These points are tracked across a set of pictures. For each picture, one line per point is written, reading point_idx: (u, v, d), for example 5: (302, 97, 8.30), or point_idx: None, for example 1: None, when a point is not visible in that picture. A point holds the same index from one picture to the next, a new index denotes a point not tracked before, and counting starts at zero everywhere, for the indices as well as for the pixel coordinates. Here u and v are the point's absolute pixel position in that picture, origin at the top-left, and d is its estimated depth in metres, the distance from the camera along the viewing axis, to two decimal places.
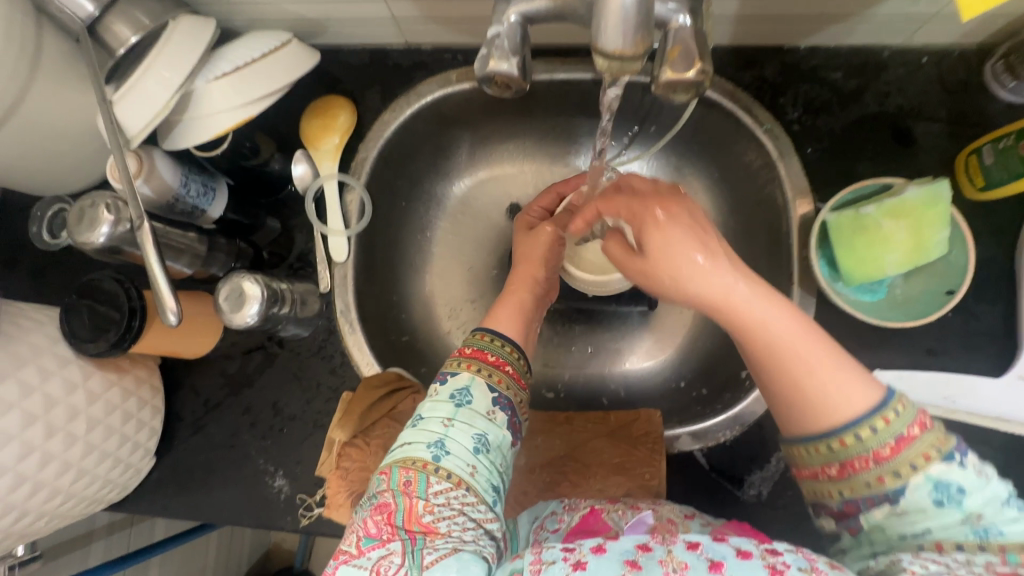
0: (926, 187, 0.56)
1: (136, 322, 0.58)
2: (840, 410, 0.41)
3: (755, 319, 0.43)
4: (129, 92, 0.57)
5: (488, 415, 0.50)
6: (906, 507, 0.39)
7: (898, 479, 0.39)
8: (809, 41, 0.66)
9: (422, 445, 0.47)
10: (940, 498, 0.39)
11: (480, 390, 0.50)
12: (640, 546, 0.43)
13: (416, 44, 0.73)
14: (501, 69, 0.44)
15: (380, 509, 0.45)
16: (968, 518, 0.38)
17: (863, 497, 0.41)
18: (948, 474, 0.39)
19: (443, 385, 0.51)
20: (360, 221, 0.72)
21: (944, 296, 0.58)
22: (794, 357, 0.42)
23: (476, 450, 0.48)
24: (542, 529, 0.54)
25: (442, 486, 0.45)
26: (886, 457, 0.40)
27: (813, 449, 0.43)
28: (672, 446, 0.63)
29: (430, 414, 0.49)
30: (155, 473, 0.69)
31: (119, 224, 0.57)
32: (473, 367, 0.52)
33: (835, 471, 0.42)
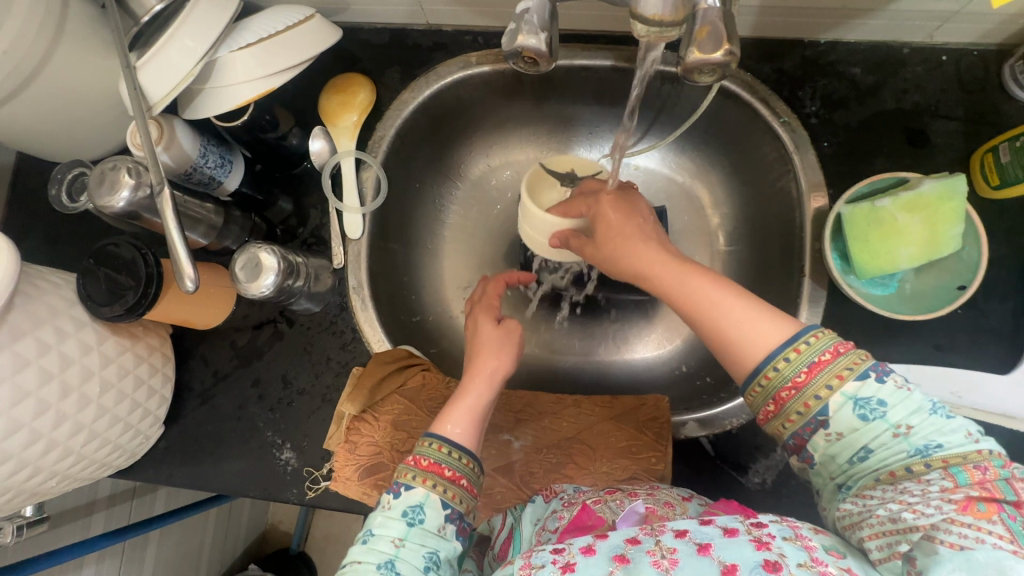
0: (942, 182, 0.56)
1: (153, 289, 0.58)
2: (756, 348, 0.45)
3: (694, 290, 0.50)
4: (153, 60, 0.58)
5: (439, 531, 0.50)
6: (840, 428, 0.42)
7: (821, 400, 0.42)
8: (829, 35, 0.66)
9: (371, 565, 0.47)
10: (864, 412, 0.41)
11: (433, 506, 0.50)
12: (629, 539, 0.44)
13: (437, 25, 0.73)
14: (529, 44, 0.44)
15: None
16: (898, 429, 0.41)
17: (801, 426, 0.43)
18: (865, 389, 0.42)
19: (397, 499, 0.50)
20: (375, 199, 0.72)
21: (955, 291, 0.58)
22: (711, 312, 0.48)
23: (426, 567, 0.48)
24: (543, 530, 0.54)
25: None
26: (803, 384, 0.43)
27: (752, 392, 0.45)
28: (679, 433, 0.64)
29: (381, 531, 0.49)
30: (163, 442, 0.70)
31: (139, 189, 0.57)
32: (428, 482, 0.51)
33: (772, 408, 0.44)
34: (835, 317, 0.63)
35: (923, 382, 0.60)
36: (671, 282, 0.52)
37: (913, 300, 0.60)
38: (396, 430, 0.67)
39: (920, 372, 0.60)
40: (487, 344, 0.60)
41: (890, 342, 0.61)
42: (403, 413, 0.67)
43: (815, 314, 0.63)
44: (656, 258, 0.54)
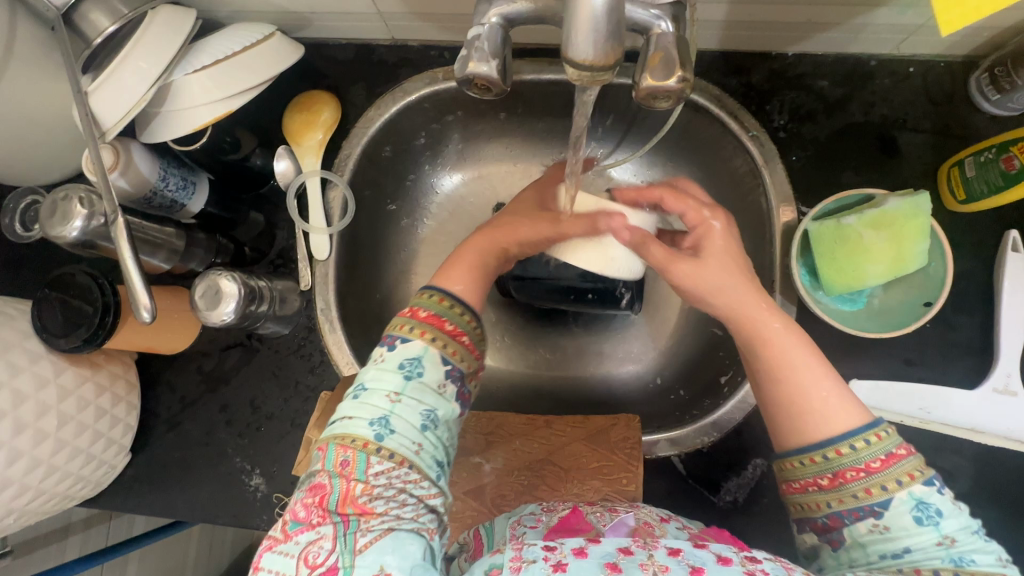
0: (907, 199, 0.56)
1: (110, 318, 0.58)
2: (830, 423, 0.46)
3: (779, 341, 0.50)
4: (104, 84, 0.56)
5: (438, 389, 0.49)
6: (889, 523, 0.43)
7: (885, 492, 0.44)
8: (796, 48, 0.66)
9: (365, 422, 0.46)
10: (920, 515, 0.43)
11: (433, 360, 0.50)
12: (622, 549, 0.45)
13: (403, 40, 0.72)
14: (480, 71, 0.43)
15: (315, 490, 0.45)
16: (944, 540, 0.42)
17: (849, 509, 0.45)
18: (931, 495, 0.43)
19: (393, 351, 0.50)
20: (342, 219, 0.70)
21: (922, 308, 0.58)
22: (793, 371, 0.49)
23: (423, 427, 0.48)
24: (518, 525, 0.53)
25: (382, 466, 0.45)
26: (874, 470, 0.44)
27: (808, 459, 0.47)
28: (650, 452, 0.63)
29: (374, 386, 0.48)
30: (130, 470, 0.69)
31: (93, 218, 0.56)
32: (427, 335, 0.51)
33: (826, 481, 0.46)
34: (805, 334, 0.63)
35: (893, 399, 0.60)
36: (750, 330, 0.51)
37: (881, 317, 0.60)
38: None
39: (888, 390, 0.60)
40: (465, 259, 0.59)
41: (859, 358, 0.61)
42: None
43: None
44: (743, 298, 0.53)
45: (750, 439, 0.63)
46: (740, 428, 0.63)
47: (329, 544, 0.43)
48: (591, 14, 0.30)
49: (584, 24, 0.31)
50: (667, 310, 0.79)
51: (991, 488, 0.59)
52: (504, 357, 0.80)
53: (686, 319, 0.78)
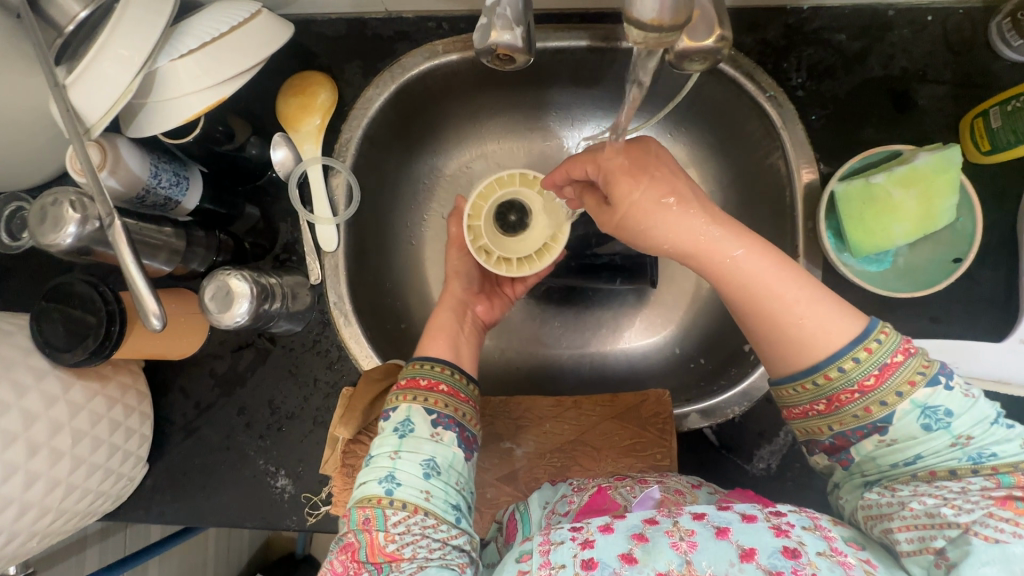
0: (937, 153, 0.55)
1: (116, 327, 0.55)
2: (819, 345, 0.43)
3: (749, 270, 0.45)
4: (84, 74, 0.52)
5: (434, 437, 0.51)
6: (896, 435, 0.42)
7: (884, 407, 0.42)
8: (812, 0, 0.63)
9: (374, 481, 0.49)
10: (928, 422, 0.41)
11: (420, 416, 0.52)
12: (647, 520, 0.45)
13: (397, 12, 0.68)
14: (503, 39, 0.40)
15: (348, 548, 0.48)
16: (957, 440, 0.41)
17: (852, 429, 0.44)
18: (935, 397, 0.41)
19: (387, 421, 0.53)
20: (348, 207, 0.68)
21: (950, 264, 0.58)
22: (767, 296, 0.45)
23: (427, 474, 0.49)
24: (552, 513, 0.54)
25: (399, 516, 0.47)
26: (871, 388, 0.42)
27: (800, 387, 0.45)
28: (681, 426, 0.63)
29: (378, 451, 0.51)
30: (149, 480, 0.67)
31: (87, 223, 0.52)
32: (409, 396, 0.54)
33: (823, 407, 0.44)
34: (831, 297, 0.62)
35: None
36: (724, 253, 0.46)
37: (909, 275, 0.59)
38: None
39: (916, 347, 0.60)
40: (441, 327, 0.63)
41: (886, 319, 0.61)
42: None
43: None
44: (702, 225, 0.47)
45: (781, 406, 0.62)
46: (770, 396, 0.62)
47: None
48: None
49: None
50: (684, 280, 0.78)
51: None
52: (521, 338, 0.79)
53: (704, 289, 0.77)
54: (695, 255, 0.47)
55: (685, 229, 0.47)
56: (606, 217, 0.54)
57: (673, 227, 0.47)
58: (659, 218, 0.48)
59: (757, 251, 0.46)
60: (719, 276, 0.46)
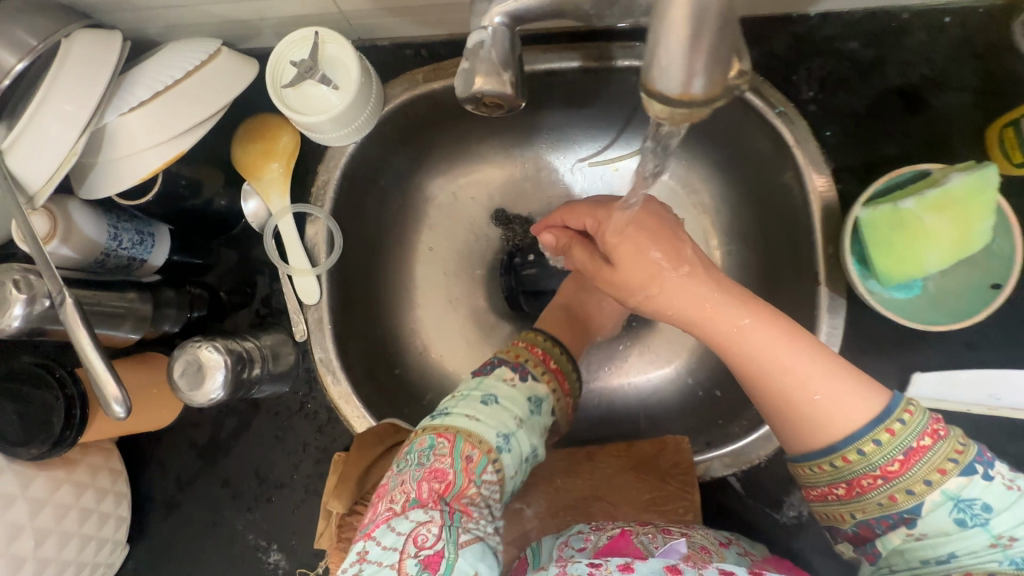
0: (972, 174, 0.49)
1: (77, 411, 0.49)
2: (837, 427, 0.41)
3: (758, 345, 0.43)
4: (21, 137, 0.46)
5: (546, 431, 0.50)
6: (925, 529, 0.40)
7: (911, 497, 0.40)
8: (820, 6, 0.58)
9: (492, 429, 0.45)
10: (963, 517, 0.39)
11: (547, 407, 0.50)
12: (669, 568, 0.43)
13: (371, 41, 0.63)
14: (489, 88, 0.36)
15: (437, 476, 0.44)
16: (998, 541, 0.38)
17: (877, 518, 0.41)
18: (970, 489, 0.39)
19: (523, 382, 0.49)
20: (329, 255, 0.62)
21: (990, 290, 0.52)
22: (779, 372, 0.43)
23: (525, 459, 0.47)
24: (565, 545, 0.50)
25: (493, 476, 0.44)
26: (896, 475, 0.40)
27: (818, 469, 0.43)
28: (704, 476, 0.58)
29: (507, 402, 0.47)
30: (131, 563, 0.61)
31: (36, 302, 0.46)
32: (552, 384, 0.51)
33: (843, 491, 0.42)
34: (856, 327, 0.58)
35: (960, 389, 0.56)
36: (729, 326, 0.44)
37: (940, 302, 0.54)
38: None
39: (955, 380, 0.56)
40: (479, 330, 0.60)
41: (916, 349, 0.57)
42: None
43: (836, 327, 0.56)
44: (706, 295, 0.45)
45: None
46: None
47: (435, 530, 0.41)
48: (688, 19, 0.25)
49: (667, 54, 0.26)
50: None
51: None
52: None
53: None
54: (700, 322, 0.45)
55: (692, 299, 0.45)
56: (601, 275, 0.51)
57: (680, 296, 0.46)
58: (661, 285, 0.46)
59: (768, 320, 0.44)
60: (728, 349, 0.44)
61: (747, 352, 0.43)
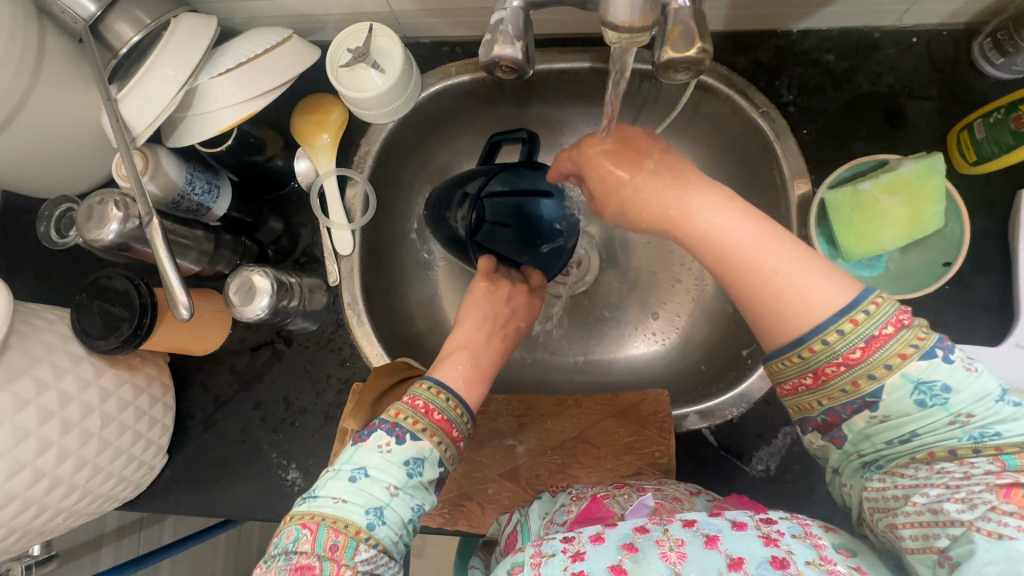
0: (920, 162, 0.58)
1: (148, 319, 0.59)
2: (800, 319, 0.43)
3: (728, 235, 0.47)
4: (133, 91, 0.58)
5: (430, 487, 0.50)
6: (889, 412, 0.42)
7: (873, 381, 0.41)
8: (800, 24, 0.67)
9: (360, 509, 0.45)
10: (923, 398, 0.41)
11: (433, 462, 0.49)
12: (637, 529, 0.46)
13: (416, 39, 0.74)
14: (505, 53, 0.44)
15: (300, 570, 0.43)
16: (957, 418, 0.40)
17: (841, 404, 0.43)
18: (932, 372, 0.40)
19: (400, 446, 0.49)
20: (364, 214, 0.72)
21: (941, 267, 0.60)
22: (748, 262, 0.46)
23: (410, 519, 0.48)
24: (550, 523, 0.54)
25: (368, 554, 0.44)
26: (856, 361, 0.42)
27: (787, 361, 0.44)
28: (680, 426, 0.64)
29: (377, 474, 0.47)
30: (168, 472, 0.70)
31: (128, 221, 0.57)
32: (434, 438, 0.50)
33: (811, 380, 0.44)
34: None
35: None
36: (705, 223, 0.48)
37: (900, 280, 0.62)
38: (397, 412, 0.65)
39: None
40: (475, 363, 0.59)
41: None
42: None
43: None
44: (687, 201, 0.50)
45: (777, 408, 0.64)
46: (767, 398, 0.64)
47: None
48: None
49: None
50: (687, 289, 0.79)
51: None
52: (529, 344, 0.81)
53: (705, 298, 0.78)
54: (674, 222, 0.50)
55: (666, 198, 0.51)
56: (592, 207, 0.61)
57: (652, 195, 0.52)
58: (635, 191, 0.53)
59: (740, 216, 0.48)
60: (704, 244, 0.49)
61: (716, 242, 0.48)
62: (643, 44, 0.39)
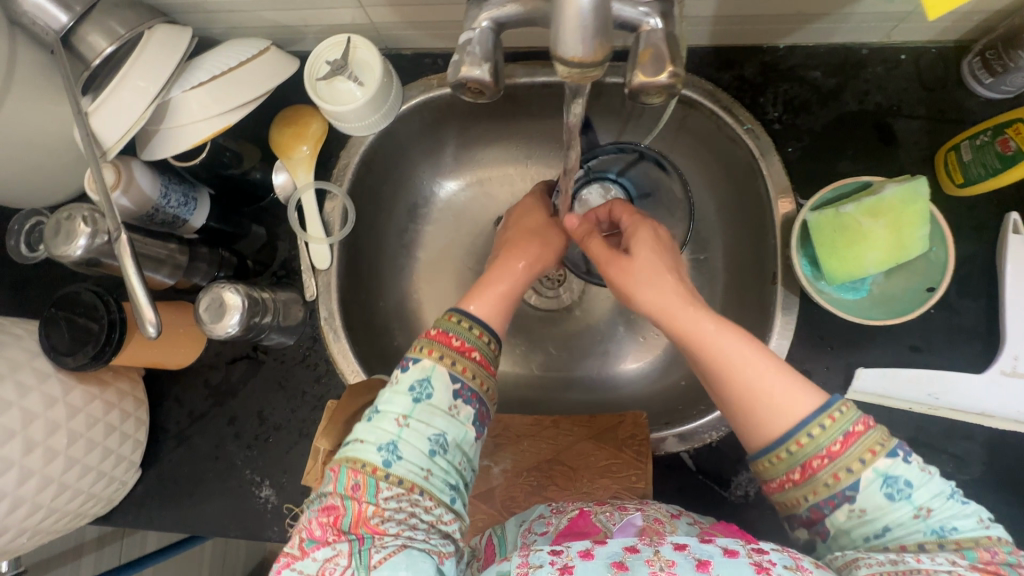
0: (904, 185, 0.57)
1: (116, 335, 0.58)
2: (782, 418, 0.44)
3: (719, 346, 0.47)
4: (105, 103, 0.57)
5: (450, 411, 0.47)
6: (864, 505, 0.41)
7: (850, 475, 0.41)
8: (786, 40, 0.66)
9: (372, 447, 0.45)
10: (892, 492, 0.41)
11: (442, 380, 0.47)
12: (627, 547, 0.43)
13: (396, 50, 0.73)
14: (473, 74, 0.43)
15: (327, 510, 0.44)
16: (919, 511, 0.40)
17: (824, 499, 0.42)
18: (895, 469, 0.41)
19: (405, 372, 0.48)
20: (342, 229, 0.71)
21: (925, 292, 0.58)
22: (726, 365, 0.47)
23: (432, 452, 0.45)
24: (529, 532, 0.53)
25: (392, 492, 0.44)
26: (835, 454, 0.42)
27: (775, 457, 0.44)
28: (659, 449, 0.64)
29: (386, 407, 0.47)
30: (141, 487, 0.69)
31: (97, 236, 0.56)
32: (435, 354, 0.48)
33: (797, 475, 0.43)
34: (808, 324, 0.63)
35: (898, 387, 0.60)
36: (688, 329, 0.49)
37: (884, 304, 0.60)
38: None
39: (894, 376, 0.60)
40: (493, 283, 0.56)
41: (863, 348, 0.61)
42: None
43: (788, 323, 0.62)
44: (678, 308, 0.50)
45: None
46: None
47: (345, 560, 0.42)
48: (579, 14, 0.33)
49: (572, 24, 0.33)
50: None
51: (1004, 470, 0.59)
52: (511, 360, 0.79)
53: None
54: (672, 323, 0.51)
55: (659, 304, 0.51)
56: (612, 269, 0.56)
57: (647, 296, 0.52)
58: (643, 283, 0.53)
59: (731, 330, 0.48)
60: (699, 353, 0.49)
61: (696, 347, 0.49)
62: (597, 78, 0.38)
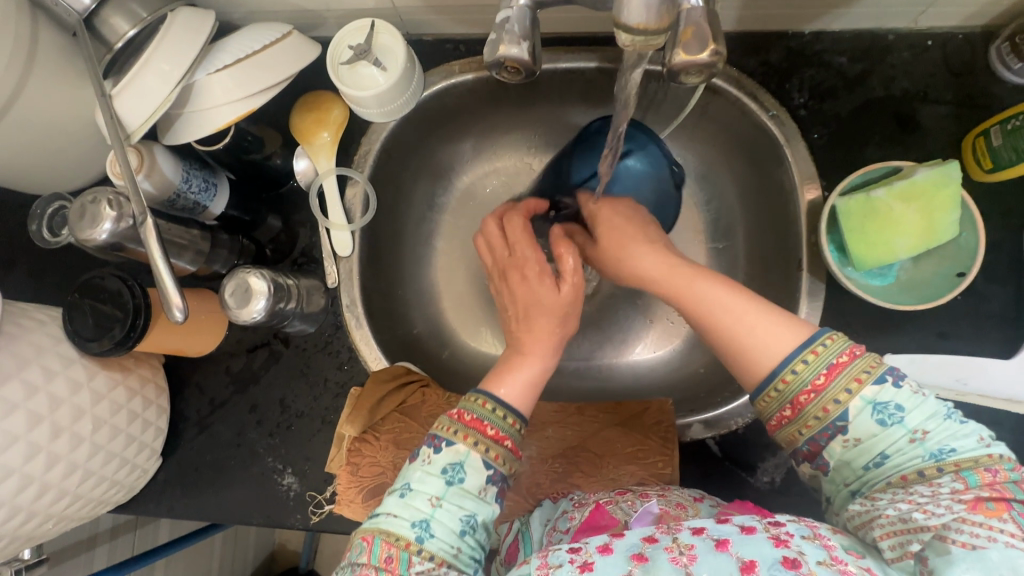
0: (936, 169, 0.57)
1: (141, 320, 0.57)
2: (767, 356, 0.45)
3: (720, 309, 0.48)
4: (128, 85, 0.56)
5: (480, 493, 0.45)
6: (858, 434, 0.42)
7: (840, 405, 0.42)
8: (812, 25, 0.65)
9: (406, 522, 0.43)
10: (883, 417, 0.41)
11: (475, 466, 0.45)
12: (644, 537, 0.42)
13: (418, 36, 0.73)
14: (511, 53, 0.43)
15: None
16: (915, 435, 0.41)
17: (818, 432, 0.43)
18: (883, 393, 0.41)
19: (438, 453, 0.46)
20: (364, 215, 0.71)
21: (955, 277, 0.58)
22: (726, 322, 0.47)
23: (462, 531, 0.44)
24: (552, 531, 0.53)
25: (424, 566, 0.42)
26: (822, 388, 0.42)
27: (766, 397, 0.45)
28: (685, 435, 0.64)
29: (418, 485, 0.45)
30: (162, 474, 0.69)
31: (122, 220, 0.56)
32: (470, 440, 0.46)
33: (789, 412, 0.44)
34: (835, 311, 0.63)
35: (927, 373, 0.59)
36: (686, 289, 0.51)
37: (912, 290, 0.60)
38: (398, 447, 0.66)
39: (923, 362, 0.59)
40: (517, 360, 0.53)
41: (890, 334, 0.61)
42: (405, 431, 0.67)
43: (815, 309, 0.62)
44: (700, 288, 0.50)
45: None
46: None
47: None
48: None
49: None
50: None
51: None
52: None
53: None
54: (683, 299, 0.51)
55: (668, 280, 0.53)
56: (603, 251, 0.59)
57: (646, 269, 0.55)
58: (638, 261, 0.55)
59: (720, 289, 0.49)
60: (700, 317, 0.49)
61: (690, 309, 0.50)
62: (658, 46, 0.38)
